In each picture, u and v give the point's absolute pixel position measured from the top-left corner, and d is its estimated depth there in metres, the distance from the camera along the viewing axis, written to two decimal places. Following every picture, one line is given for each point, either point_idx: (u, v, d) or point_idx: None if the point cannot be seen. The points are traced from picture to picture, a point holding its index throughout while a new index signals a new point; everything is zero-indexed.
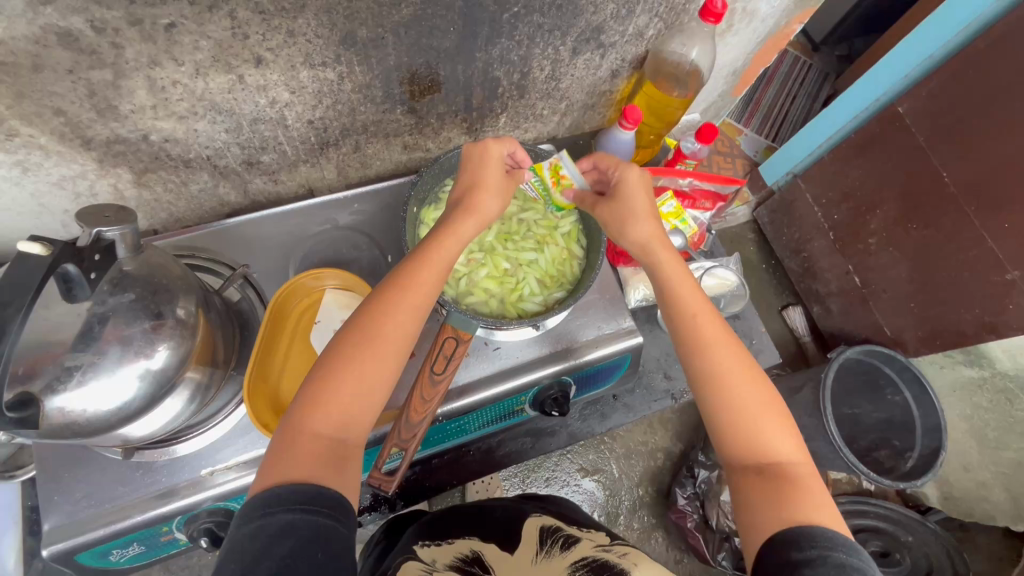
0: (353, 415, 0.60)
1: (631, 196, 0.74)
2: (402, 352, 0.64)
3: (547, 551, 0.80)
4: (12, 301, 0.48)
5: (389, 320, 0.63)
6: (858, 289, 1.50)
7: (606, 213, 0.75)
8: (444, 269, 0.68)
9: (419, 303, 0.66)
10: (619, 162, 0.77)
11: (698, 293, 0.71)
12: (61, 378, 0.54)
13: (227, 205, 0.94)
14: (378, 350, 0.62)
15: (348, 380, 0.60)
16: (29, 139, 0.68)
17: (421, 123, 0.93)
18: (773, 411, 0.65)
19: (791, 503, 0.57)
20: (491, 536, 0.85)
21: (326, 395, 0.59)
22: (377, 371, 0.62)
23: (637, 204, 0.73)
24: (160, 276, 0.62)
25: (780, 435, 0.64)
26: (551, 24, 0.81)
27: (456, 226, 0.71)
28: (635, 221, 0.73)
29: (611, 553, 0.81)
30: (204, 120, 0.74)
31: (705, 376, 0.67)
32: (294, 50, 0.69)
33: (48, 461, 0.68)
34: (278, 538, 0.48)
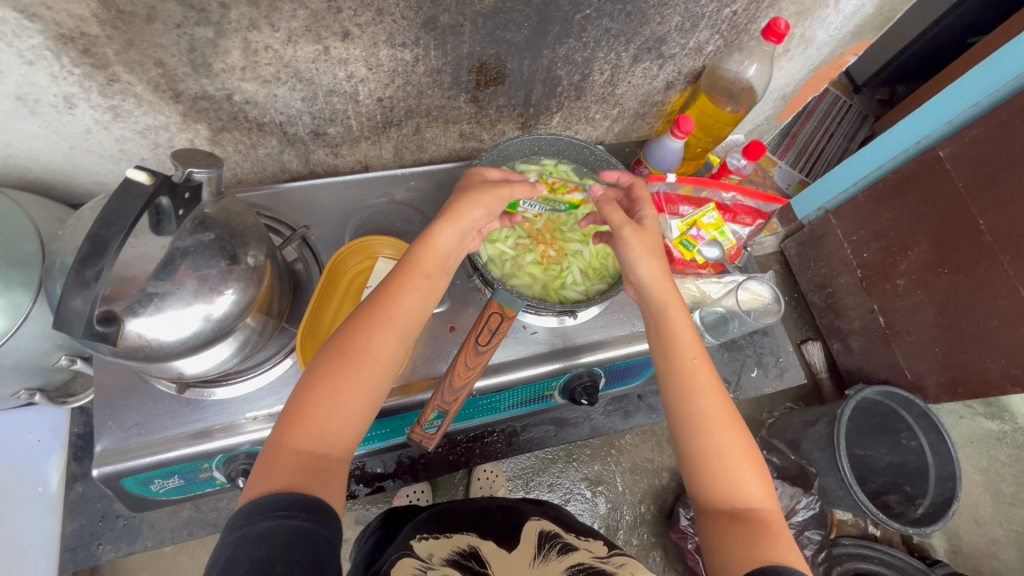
0: (335, 429, 0.61)
1: (641, 240, 0.72)
2: (386, 368, 0.66)
3: (544, 554, 0.82)
4: (115, 223, 0.52)
5: (374, 335, 0.65)
6: (881, 329, 1.49)
7: (633, 236, 0.72)
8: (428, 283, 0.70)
9: (402, 318, 0.68)
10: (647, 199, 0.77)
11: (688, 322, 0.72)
12: (142, 303, 0.58)
13: (288, 172, 0.99)
14: (360, 367, 0.63)
15: (329, 394, 0.62)
16: (127, 86, 0.73)
17: (481, 113, 0.97)
18: (747, 453, 0.66)
19: (753, 549, 0.58)
20: (490, 533, 0.88)
21: (312, 406, 0.61)
22: (357, 383, 0.63)
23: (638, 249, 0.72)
24: (236, 223, 0.66)
25: (753, 476, 0.65)
26: (618, 30, 0.85)
27: (432, 234, 0.72)
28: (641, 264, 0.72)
29: (607, 562, 0.83)
30: (285, 86, 0.79)
31: (682, 415, 0.68)
32: (380, 28, 0.73)
33: (105, 388, 0.72)
34: (256, 543, 0.49)
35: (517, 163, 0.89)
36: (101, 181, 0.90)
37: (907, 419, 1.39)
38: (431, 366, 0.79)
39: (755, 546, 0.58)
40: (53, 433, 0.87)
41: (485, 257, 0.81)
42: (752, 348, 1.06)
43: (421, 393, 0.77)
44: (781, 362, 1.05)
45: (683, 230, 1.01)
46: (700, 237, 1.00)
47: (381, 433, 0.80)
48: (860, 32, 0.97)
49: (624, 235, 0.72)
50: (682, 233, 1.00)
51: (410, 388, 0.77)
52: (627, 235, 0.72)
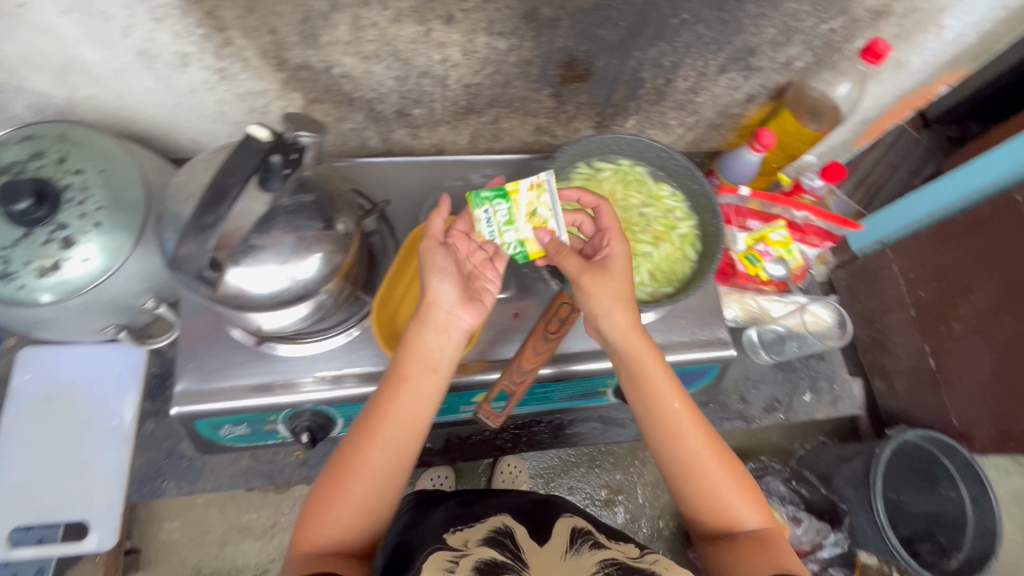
0: (348, 524, 0.65)
1: (604, 286, 0.68)
2: (394, 462, 0.67)
3: (576, 549, 0.78)
4: (236, 175, 0.55)
5: (367, 447, 0.66)
6: (931, 372, 1.41)
7: (595, 285, 0.69)
8: (422, 375, 0.68)
9: (399, 414, 0.67)
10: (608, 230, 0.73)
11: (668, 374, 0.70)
12: (244, 254, 0.61)
13: (366, 148, 1.02)
14: (353, 479, 0.65)
15: (335, 500, 0.65)
16: (238, 50, 0.77)
17: (560, 108, 0.98)
18: (740, 484, 0.68)
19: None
20: (523, 517, 0.86)
21: (323, 508, 0.65)
22: (360, 485, 0.65)
23: (602, 297, 0.68)
24: (331, 188, 0.69)
25: (748, 507, 0.67)
26: (711, 38, 0.85)
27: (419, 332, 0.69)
28: (603, 313, 0.68)
29: (641, 561, 0.77)
30: (382, 64, 0.82)
31: (676, 470, 0.68)
32: (482, 15, 0.75)
33: (189, 332, 0.76)
34: None
35: (596, 160, 0.88)
36: (195, 139, 0.95)
37: (948, 467, 1.33)
38: (493, 349, 0.81)
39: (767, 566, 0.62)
40: (132, 369, 0.85)
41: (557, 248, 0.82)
42: (806, 371, 1.03)
43: (477, 374, 0.79)
44: (835, 389, 1.03)
45: (750, 244, 1.00)
46: (767, 252, 1.00)
47: (437, 408, 0.82)
48: (956, 59, 0.96)
49: (588, 280, 0.69)
50: (749, 247, 0.99)
51: (468, 369, 0.79)
52: (588, 280, 0.68)
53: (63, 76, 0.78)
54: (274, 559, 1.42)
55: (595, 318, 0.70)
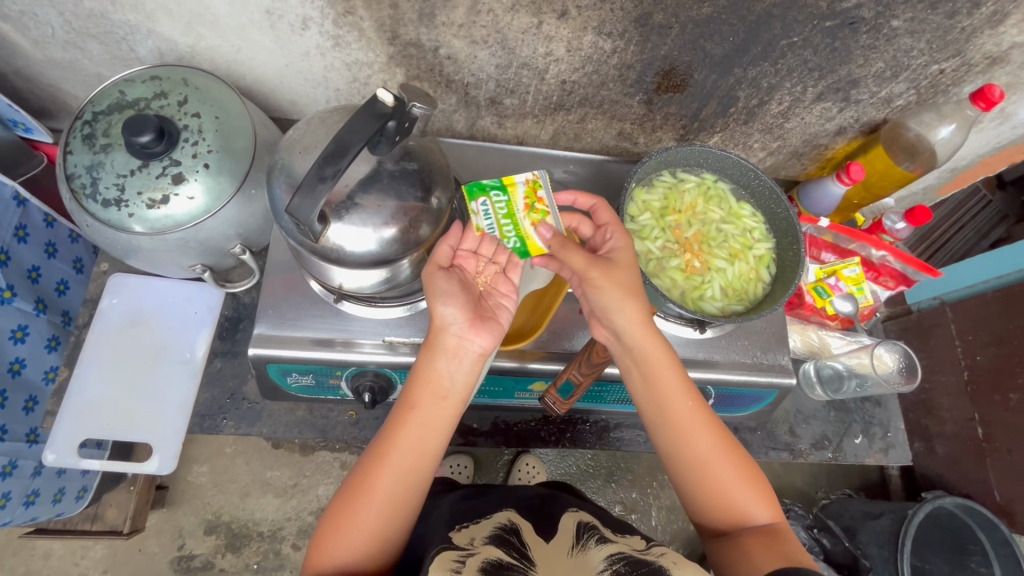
0: (358, 546, 0.63)
1: (614, 283, 0.67)
2: (407, 486, 0.65)
3: (582, 544, 0.73)
4: (359, 133, 0.58)
5: (376, 471, 0.64)
6: (976, 441, 1.32)
7: (601, 280, 0.67)
8: (435, 397, 0.66)
9: (410, 437, 0.65)
10: (613, 226, 0.72)
11: (677, 375, 0.69)
12: (346, 210, 0.64)
13: (450, 131, 1.04)
14: (363, 503, 0.64)
15: (345, 521, 0.63)
16: (357, 20, 0.80)
17: (647, 116, 0.99)
18: (748, 481, 0.68)
19: (748, 567, 0.63)
20: (526, 512, 0.82)
21: (334, 528, 0.64)
22: (368, 507, 0.64)
23: (612, 293, 0.67)
24: (432, 160, 0.71)
25: (755, 499, 0.68)
26: (816, 64, 0.85)
27: (430, 354, 0.66)
28: (617, 310, 0.67)
29: (648, 553, 0.72)
30: (487, 50, 0.84)
31: (681, 468, 0.69)
32: (595, 14, 0.77)
33: (274, 280, 0.79)
34: None
35: (680, 171, 0.89)
36: (294, 100, 0.99)
37: (982, 542, 1.26)
38: (557, 342, 0.82)
39: (772, 556, 0.62)
40: (208, 308, 0.89)
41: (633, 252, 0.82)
42: (860, 414, 1.01)
43: (534, 362, 0.79)
44: (888, 437, 1.00)
45: (820, 276, 0.98)
46: (838, 287, 0.97)
47: (492, 390, 0.83)
48: None
49: (598, 274, 0.67)
50: (820, 278, 0.98)
51: (526, 356, 0.79)
52: (596, 274, 0.67)
53: (192, 25, 0.83)
54: (291, 517, 1.48)
55: (605, 317, 0.68)
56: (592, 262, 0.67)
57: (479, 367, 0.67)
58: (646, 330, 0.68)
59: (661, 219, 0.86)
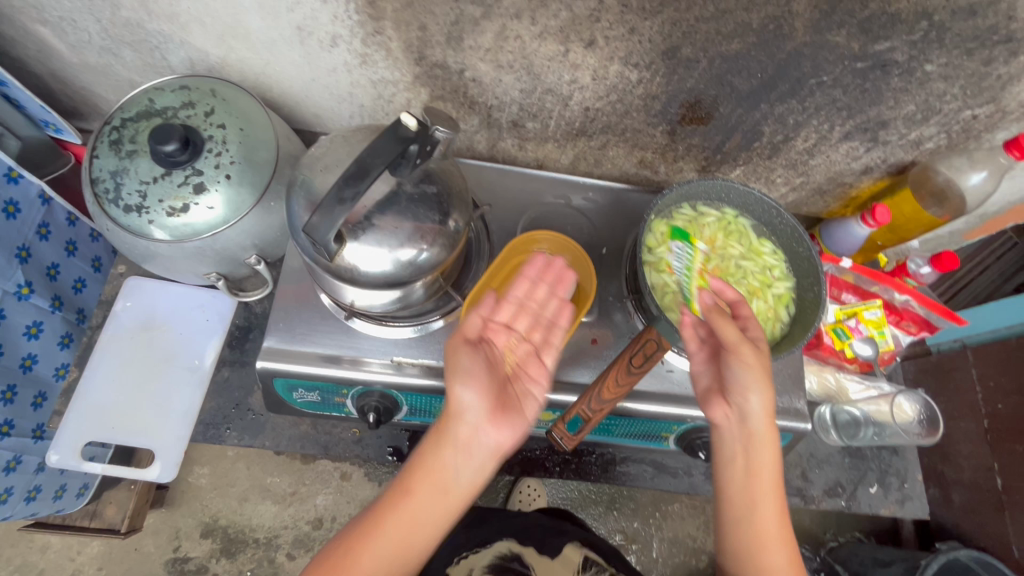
0: None
1: (760, 367, 0.66)
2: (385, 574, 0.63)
3: None
4: (380, 156, 0.58)
5: (363, 551, 0.62)
6: (995, 493, 1.26)
7: (749, 361, 0.65)
8: (436, 485, 0.66)
9: (407, 521, 0.64)
10: (750, 316, 0.70)
11: (774, 469, 0.68)
12: (363, 231, 0.64)
13: (471, 151, 1.04)
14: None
15: None
16: (385, 40, 0.81)
17: (669, 146, 0.98)
18: None
19: None
20: None
21: None
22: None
23: (754, 375, 0.66)
24: (452, 183, 0.71)
25: None
26: (845, 103, 0.84)
27: (442, 443, 0.66)
28: (752, 395, 0.66)
29: None
30: (512, 75, 0.84)
31: (738, 558, 0.68)
32: (623, 45, 0.77)
33: (287, 293, 0.79)
34: None
35: (701, 204, 0.87)
36: (318, 114, 1.00)
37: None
38: (567, 372, 0.80)
39: None
40: (220, 316, 0.89)
41: (650, 284, 0.81)
42: (877, 462, 0.98)
43: (542, 391, 0.78)
44: (905, 488, 0.97)
45: (841, 317, 0.96)
46: (858, 329, 0.96)
47: None
48: None
49: (748, 354, 0.65)
50: (839, 320, 0.96)
51: None
52: (748, 355, 0.65)
53: (224, 37, 0.84)
54: (287, 525, 1.47)
55: (739, 395, 0.67)
56: (743, 342, 0.65)
57: (490, 463, 0.67)
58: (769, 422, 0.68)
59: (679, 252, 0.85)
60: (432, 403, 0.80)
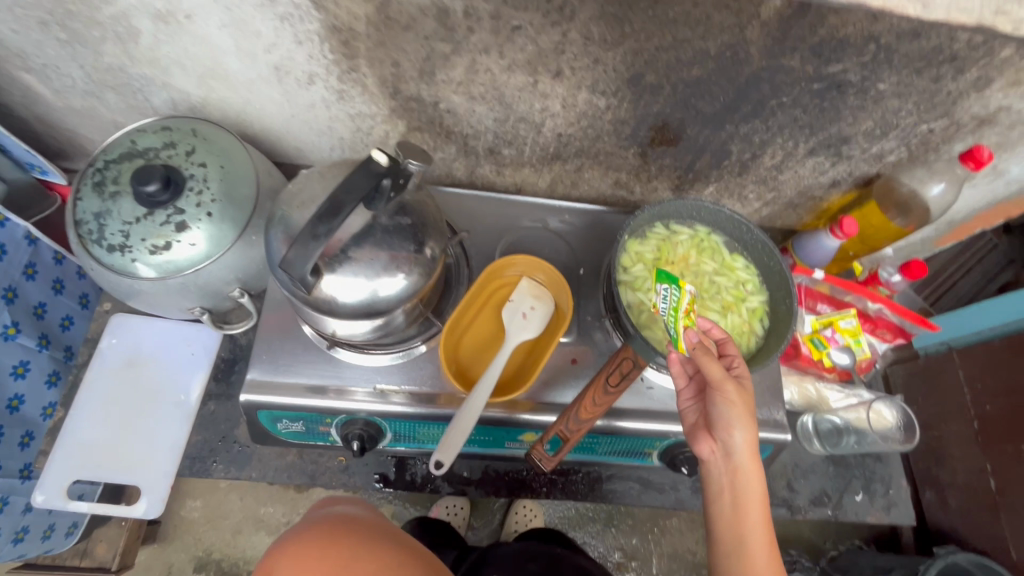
0: None
1: (743, 403, 0.65)
2: None
3: None
4: (351, 192, 0.60)
5: None
6: (990, 493, 1.25)
7: (734, 398, 0.64)
8: None
9: None
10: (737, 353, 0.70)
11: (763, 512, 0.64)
12: (339, 264, 0.65)
13: (451, 177, 1.07)
14: None
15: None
16: (361, 76, 0.84)
17: (642, 167, 1.01)
18: None
19: None
20: None
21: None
22: None
23: (738, 411, 0.64)
24: (426, 213, 0.73)
25: None
26: (806, 122, 0.87)
27: None
28: (736, 432, 0.64)
29: None
30: (485, 105, 0.87)
31: None
32: (588, 75, 0.80)
33: (269, 326, 0.80)
34: None
35: (674, 223, 0.90)
36: (300, 148, 1.03)
37: None
38: (547, 392, 0.81)
39: None
40: (206, 350, 0.90)
41: (626, 303, 0.83)
42: (862, 469, 0.99)
43: (525, 413, 0.79)
44: (891, 494, 0.98)
45: (817, 328, 0.98)
46: (834, 339, 0.97)
47: (482, 439, 0.83)
48: None
49: (730, 389, 0.65)
50: (815, 330, 0.97)
51: (517, 406, 0.79)
52: (731, 391, 0.64)
53: (204, 79, 0.87)
54: None
55: (723, 431, 0.65)
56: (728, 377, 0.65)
57: None
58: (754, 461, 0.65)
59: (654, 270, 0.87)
60: (416, 428, 0.80)
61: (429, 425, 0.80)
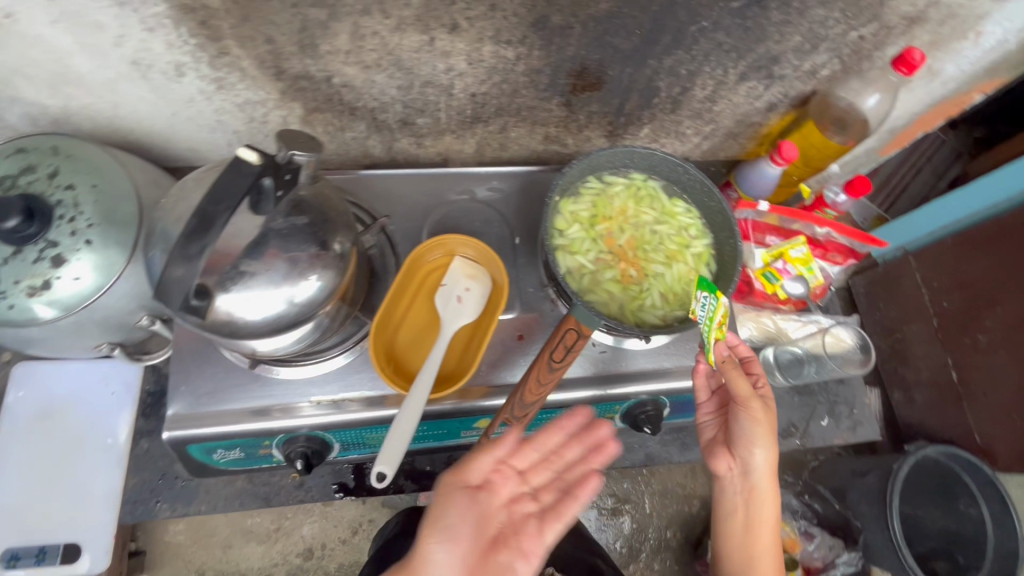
0: None
1: (766, 421, 0.71)
2: None
3: None
4: (223, 201, 0.52)
5: None
6: (952, 385, 1.29)
7: (758, 420, 0.70)
8: None
9: None
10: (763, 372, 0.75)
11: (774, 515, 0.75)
12: (233, 280, 0.58)
13: (369, 157, 0.98)
14: None
15: None
16: (235, 60, 0.74)
17: (570, 117, 0.94)
18: None
19: None
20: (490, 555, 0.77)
21: None
22: None
23: (760, 429, 0.70)
24: (328, 208, 0.66)
25: None
26: (731, 45, 0.80)
27: None
28: (757, 451, 0.71)
29: None
30: (384, 73, 0.78)
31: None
32: (489, 24, 0.71)
33: (183, 352, 0.73)
34: None
35: (606, 174, 0.84)
36: (193, 148, 0.92)
37: (969, 485, 1.21)
38: (495, 374, 0.78)
39: None
40: (126, 386, 0.84)
41: (564, 268, 0.78)
42: (825, 395, 0.99)
43: (479, 399, 0.76)
44: (855, 414, 0.99)
45: (768, 261, 0.96)
46: (786, 270, 0.95)
47: (437, 433, 0.79)
48: (996, 69, 0.91)
49: (755, 409, 0.70)
50: (767, 263, 0.95)
51: (468, 394, 0.75)
52: (756, 409, 0.69)
53: (56, 85, 0.75)
54: None
55: (745, 449, 0.72)
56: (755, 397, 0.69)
57: None
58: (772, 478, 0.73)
59: (591, 229, 0.82)
60: (363, 434, 0.77)
61: (377, 429, 0.77)
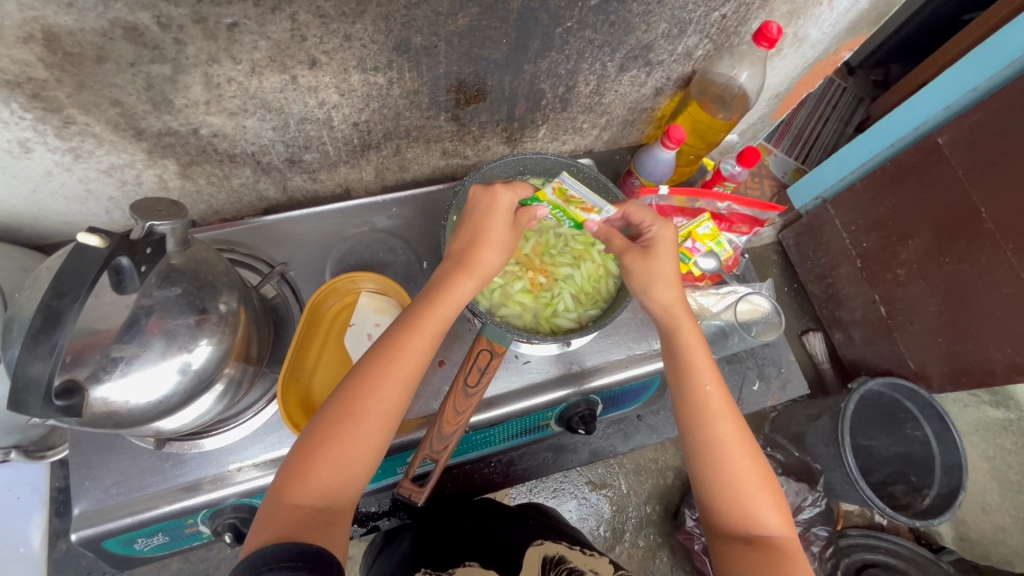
0: None
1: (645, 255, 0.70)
2: None
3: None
4: (69, 291, 0.48)
5: None
6: (883, 320, 1.36)
7: (634, 263, 0.70)
8: None
9: None
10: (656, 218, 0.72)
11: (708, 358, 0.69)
12: (106, 369, 0.54)
13: (265, 200, 0.95)
14: None
15: None
16: (85, 127, 0.69)
17: (463, 130, 0.93)
18: (766, 487, 0.64)
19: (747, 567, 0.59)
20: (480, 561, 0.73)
21: None
22: None
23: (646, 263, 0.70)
24: (205, 273, 0.63)
25: (772, 506, 0.63)
26: (602, 40, 0.81)
27: None
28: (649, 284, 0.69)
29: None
30: (253, 117, 0.75)
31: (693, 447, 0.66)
32: (349, 54, 0.69)
33: (82, 446, 0.69)
34: None
35: None
36: (69, 221, 0.87)
37: (912, 410, 1.28)
38: (427, 404, 0.76)
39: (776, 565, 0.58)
40: (33, 488, 0.87)
41: None
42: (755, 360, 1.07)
43: (415, 431, 0.74)
44: (784, 372, 1.09)
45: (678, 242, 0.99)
46: (696, 248, 0.98)
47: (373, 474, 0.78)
48: (856, 30, 0.94)
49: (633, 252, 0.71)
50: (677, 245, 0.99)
51: (404, 427, 0.74)
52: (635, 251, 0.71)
53: None
54: None
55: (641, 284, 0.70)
56: (628, 247, 0.72)
57: None
58: (682, 309, 0.70)
59: None
60: None
61: None
